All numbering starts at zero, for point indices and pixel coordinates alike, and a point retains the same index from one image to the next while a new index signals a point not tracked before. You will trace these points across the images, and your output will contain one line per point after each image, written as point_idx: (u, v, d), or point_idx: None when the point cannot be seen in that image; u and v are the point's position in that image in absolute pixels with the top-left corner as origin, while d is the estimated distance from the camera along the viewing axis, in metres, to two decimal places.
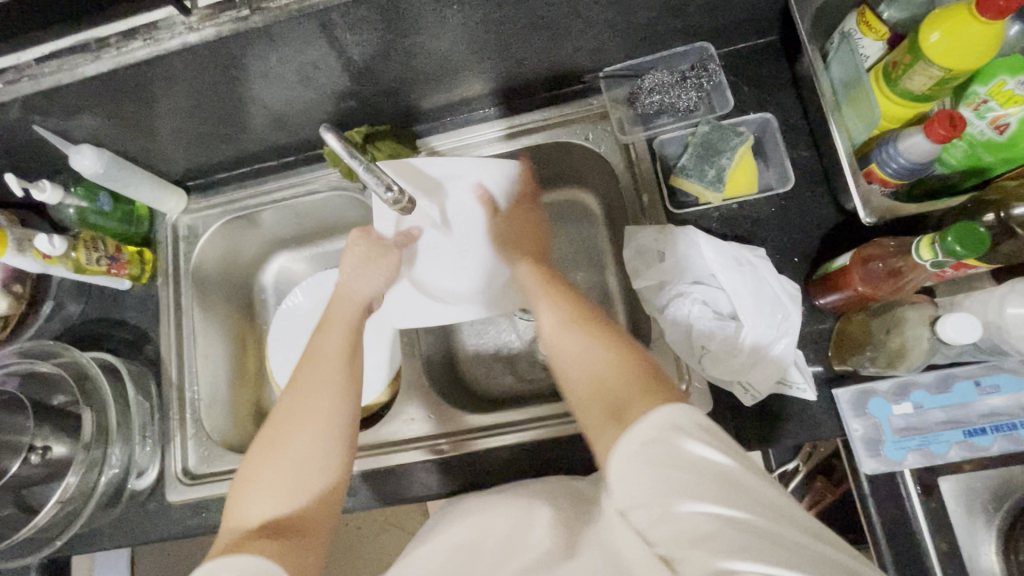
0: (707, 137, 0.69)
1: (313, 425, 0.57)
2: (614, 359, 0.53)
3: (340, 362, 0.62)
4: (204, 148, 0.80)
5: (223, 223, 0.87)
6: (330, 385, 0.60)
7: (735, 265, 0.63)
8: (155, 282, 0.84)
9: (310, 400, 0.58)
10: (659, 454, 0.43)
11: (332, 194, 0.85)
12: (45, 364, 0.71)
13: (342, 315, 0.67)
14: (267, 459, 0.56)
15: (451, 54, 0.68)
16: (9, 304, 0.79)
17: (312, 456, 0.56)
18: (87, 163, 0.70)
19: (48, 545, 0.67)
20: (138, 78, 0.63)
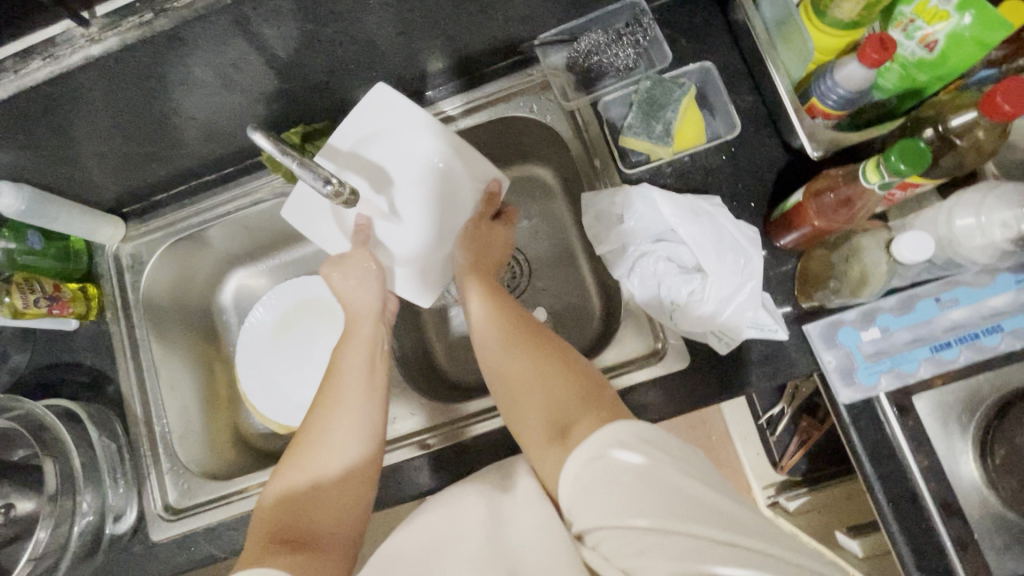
0: (650, 93, 0.68)
1: (336, 439, 0.56)
2: (552, 372, 0.53)
3: (364, 378, 0.62)
4: (134, 169, 0.76)
5: (169, 246, 0.83)
6: (353, 400, 0.59)
7: (693, 217, 0.63)
8: (105, 317, 0.80)
9: (333, 419, 0.58)
10: (609, 467, 0.42)
11: (279, 201, 0.82)
12: None
13: (364, 333, 0.66)
14: (288, 478, 0.55)
15: (378, 38, 0.65)
16: None
17: (334, 471, 0.55)
18: (6, 201, 0.66)
19: None
20: (44, 101, 0.58)
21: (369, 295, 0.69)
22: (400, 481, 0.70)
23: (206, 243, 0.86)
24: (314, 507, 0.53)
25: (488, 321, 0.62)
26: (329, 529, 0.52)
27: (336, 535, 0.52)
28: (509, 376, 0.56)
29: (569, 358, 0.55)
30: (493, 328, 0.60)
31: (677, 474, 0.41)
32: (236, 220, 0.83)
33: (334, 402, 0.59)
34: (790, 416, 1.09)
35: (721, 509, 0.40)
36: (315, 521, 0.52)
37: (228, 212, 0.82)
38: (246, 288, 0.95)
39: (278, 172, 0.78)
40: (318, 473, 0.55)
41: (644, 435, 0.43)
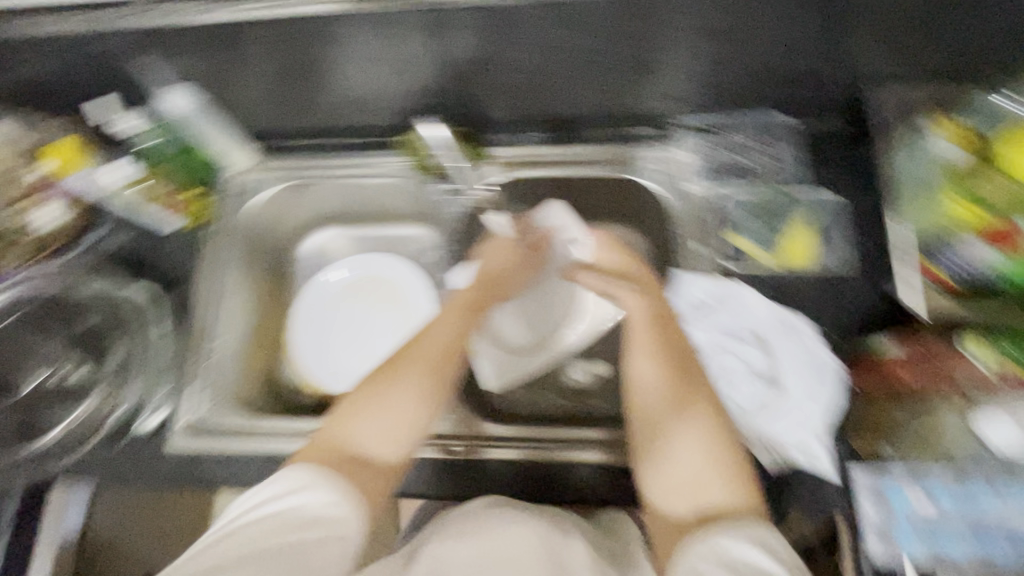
0: (767, 202, 0.75)
1: (408, 398, 0.56)
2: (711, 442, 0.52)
3: (446, 360, 0.60)
4: (282, 113, 0.83)
5: (281, 187, 0.89)
6: (431, 363, 0.59)
7: (783, 329, 0.66)
8: (204, 230, 0.85)
9: (403, 381, 0.57)
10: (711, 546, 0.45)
11: (393, 181, 0.87)
12: None
13: (449, 312, 0.67)
14: (350, 415, 0.55)
15: (541, 73, 0.72)
16: (74, 219, 0.78)
17: (398, 427, 0.55)
18: (173, 105, 0.75)
19: (61, 461, 0.70)
20: (249, 35, 0.66)
21: (465, 284, 0.72)
22: (416, 480, 0.71)
23: (314, 196, 0.92)
24: (372, 452, 0.54)
25: (659, 371, 0.57)
26: (382, 471, 0.53)
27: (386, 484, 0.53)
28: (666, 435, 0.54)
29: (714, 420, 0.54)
30: (650, 370, 0.58)
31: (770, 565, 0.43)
32: (347, 184, 0.89)
33: (404, 364, 0.58)
34: None
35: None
36: (374, 463, 0.53)
37: (344, 175, 0.88)
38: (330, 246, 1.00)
39: (408, 157, 0.84)
40: (380, 424, 0.55)
41: (762, 536, 0.45)
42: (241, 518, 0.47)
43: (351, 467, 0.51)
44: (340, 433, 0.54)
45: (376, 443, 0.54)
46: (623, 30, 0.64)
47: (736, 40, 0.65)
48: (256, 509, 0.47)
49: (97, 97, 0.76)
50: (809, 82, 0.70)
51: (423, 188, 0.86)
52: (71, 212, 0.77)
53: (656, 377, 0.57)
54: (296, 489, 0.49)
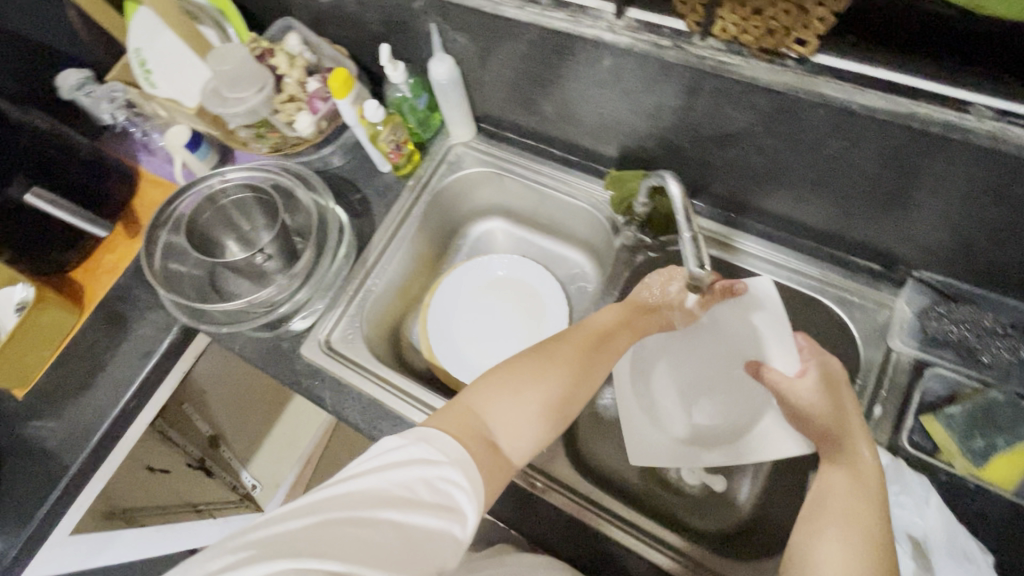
0: (993, 408, 0.62)
1: (541, 403, 0.56)
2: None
3: (582, 384, 0.60)
4: (519, 110, 0.86)
5: (484, 170, 0.92)
6: (569, 377, 0.59)
7: (958, 556, 0.55)
8: (406, 181, 0.90)
9: (540, 386, 0.57)
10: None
11: (586, 207, 0.87)
12: (302, 192, 0.83)
13: (588, 337, 0.65)
14: (491, 394, 0.56)
15: (793, 171, 0.67)
16: (312, 132, 0.85)
17: (524, 427, 0.55)
18: (439, 71, 0.79)
19: (216, 326, 0.80)
20: (537, 40, 0.69)
21: (613, 316, 0.69)
22: None
23: (504, 188, 0.95)
24: (498, 442, 0.53)
25: (847, 490, 0.51)
26: (500, 465, 0.51)
27: (497, 479, 0.51)
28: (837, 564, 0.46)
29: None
30: (835, 491, 0.52)
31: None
32: (542, 193, 0.91)
33: (550, 370, 0.59)
34: None
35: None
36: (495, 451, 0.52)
37: (544, 183, 0.90)
38: (491, 236, 1.02)
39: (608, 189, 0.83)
40: (510, 419, 0.54)
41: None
42: (369, 469, 0.46)
43: (477, 447, 0.50)
44: (470, 409, 0.54)
45: (501, 433, 0.53)
46: (912, 165, 0.58)
47: None
48: (387, 468, 0.45)
49: (380, 39, 0.84)
50: None
51: (609, 223, 0.85)
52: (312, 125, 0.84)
53: (845, 502, 0.50)
54: (425, 455, 0.47)
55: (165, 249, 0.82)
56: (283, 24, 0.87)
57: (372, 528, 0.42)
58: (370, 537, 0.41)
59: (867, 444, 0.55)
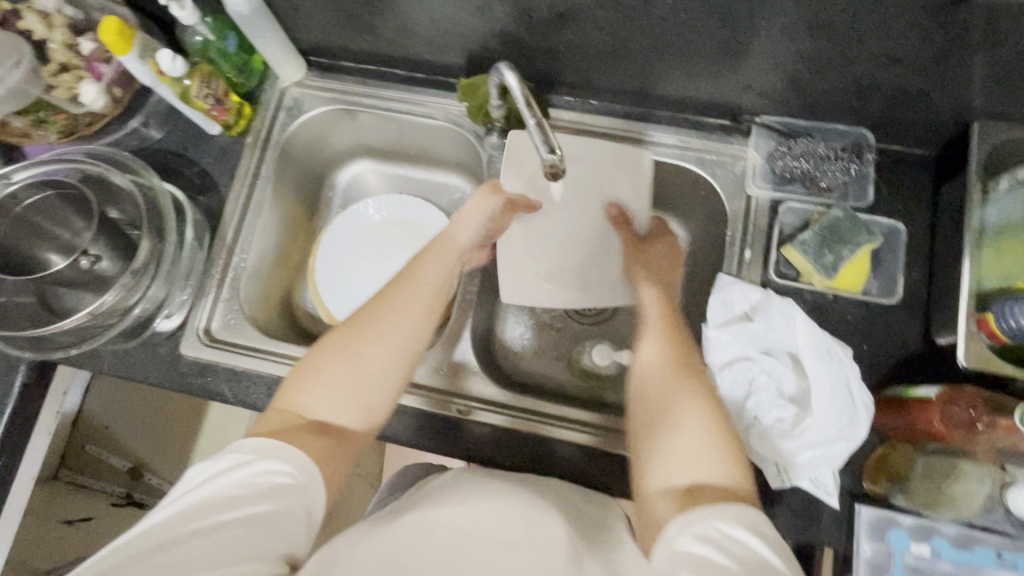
0: (836, 224, 0.68)
1: (362, 369, 0.55)
2: (709, 421, 0.52)
3: (408, 338, 0.58)
4: (344, 32, 0.77)
5: (328, 109, 0.84)
6: (393, 336, 0.57)
7: (824, 356, 0.62)
8: (244, 139, 0.80)
9: (358, 354, 0.55)
10: (700, 521, 0.44)
11: (447, 126, 0.83)
12: (118, 176, 0.71)
13: (414, 285, 0.61)
14: (336, 357, 0.55)
15: (632, 41, 0.67)
16: (105, 104, 0.72)
17: (354, 401, 0.54)
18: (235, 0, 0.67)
19: (62, 351, 0.68)
20: None
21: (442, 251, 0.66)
22: (421, 429, 0.71)
23: (358, 125, 0.87)
24: (322, 421, 0.53)
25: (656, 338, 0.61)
26: (330, 441, 0.51)
27: (333, 454, 0.51)
28: (654, 411, 0.54)
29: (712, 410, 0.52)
30: (642, 350, 0.61)
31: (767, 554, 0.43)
32: (398, 120, 0.84)
33: (375, 332, 0.56)
34: None
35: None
36: (326, 431, 0.52)
37: (396, 109, 0.83)
38: (360, 180, 0.95)
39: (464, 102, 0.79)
40: (335, 397, 0.54)
41: (738, 518, 0.44)
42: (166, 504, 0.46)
43: (296, 433, 0.51)
44: (291, 404, 0.53)
45: (326, 413, 0.53)
46: (731, 9, 0.59)
47: (851, 41, 0.59)
48: (189, 492, 0.46)
49: None
50: (913, 98, 0.65)
51: (473, 137, 0.82)
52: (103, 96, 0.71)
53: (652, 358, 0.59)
54: (230, 463, 0.47)
55: None
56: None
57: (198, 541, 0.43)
58: (192, 553, 0.42)
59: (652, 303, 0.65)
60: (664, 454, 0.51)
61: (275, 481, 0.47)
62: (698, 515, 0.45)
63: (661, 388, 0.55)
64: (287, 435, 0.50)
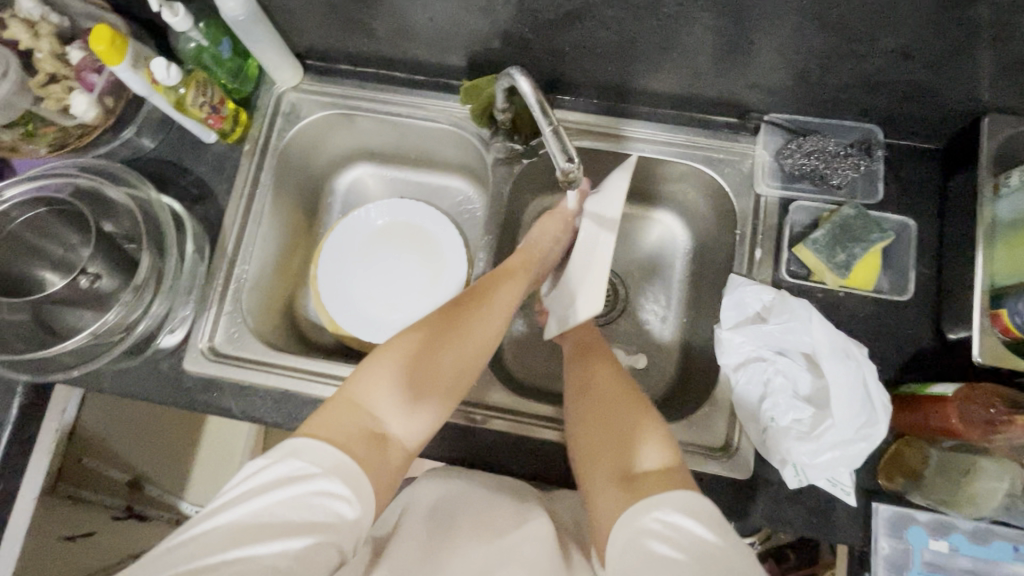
0: (849, 223, 0.67)
1: (430, 383, 0.57)
2: (639, 417, 0.57)
3: (476, 360, 0.60)
4: (342, 34, 0.75)
5: (327, 113, 0.82)
6: (465, 353, 0.60)
7: (842, 356, 0.62)
8: (241, 147, 0.78)
9: (432, 367, 0.58)
10: (646, 514, 0.47)
11: (449, 128, 0.81)
12: (114, 190, 0.68)
13: (489, 305, 0.64)
14: (387, 373, 0.56)
15: (639, 39, 0.65)
16: (97, 116, 0.68)
17: (416, 414, 0.55)
18: (230, 5, 0.65)
19: (64, 372, 0.65)
20: None
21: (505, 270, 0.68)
22: (433, 439, 0.70)
23: (357, 128, 0.85)
24: (383, 429, 0.54)
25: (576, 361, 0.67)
26: (383, 453, 0.52)
27: (386, 469, 0.52)
28: (586, 419, 0.59)
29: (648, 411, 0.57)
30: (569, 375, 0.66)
31: (705, 532, 0.45)
32: (399, 124, 0.83)
33: (437, 346, 0.59)
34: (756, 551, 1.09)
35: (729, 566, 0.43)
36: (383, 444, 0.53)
37: (397, 112, 0.82)
38: (360, 184, 0.93)
39: (467, 104, 0.78)
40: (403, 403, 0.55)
41: (689, 503, 0.47)
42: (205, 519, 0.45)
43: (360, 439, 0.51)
44: (355, 397, 0.54)
45: (388, 421, 0.54)
46: (741, 7, 0.58)
47: (863, 37, 0.58)
48: (229, 506, 0.45)
49: None
50: (923, 92, 0.64)
51: (476, 140, 0.80)
52: (94, 107, 0.67)
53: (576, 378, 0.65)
54: (279, 474, 0.47)
55: None
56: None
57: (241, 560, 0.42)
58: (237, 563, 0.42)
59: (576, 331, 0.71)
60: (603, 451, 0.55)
61: (329, 496, 0.47)
62: (648, 501, 0.48)
63: (584, 393, 0.62)
64: (348, 445, 0.50)
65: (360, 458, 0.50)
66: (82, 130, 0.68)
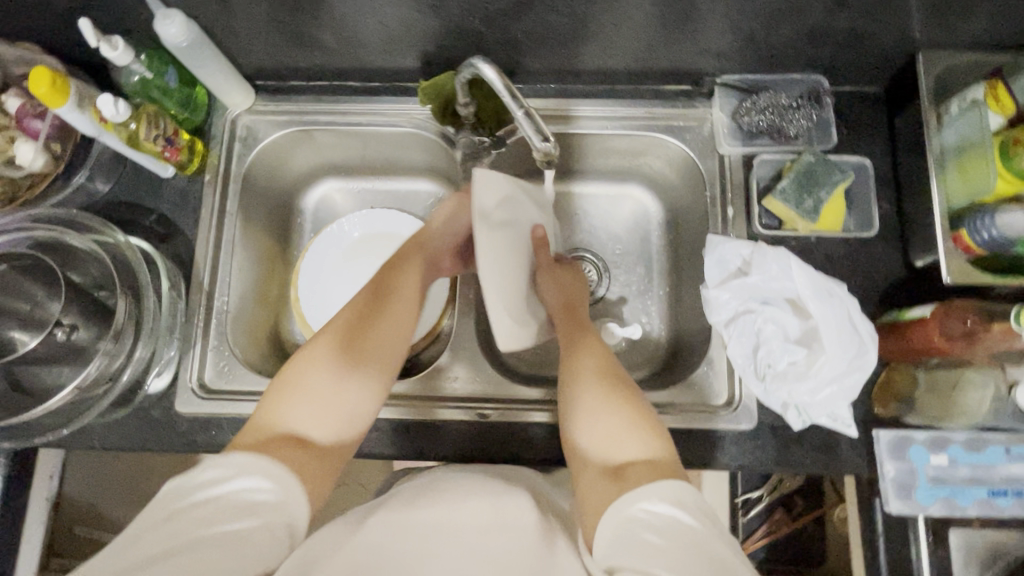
0: (811, 168, 0.70)
1: (337, 392, 0.55)
2: (623, 412, 0.56)
3: (381, 352, 0.60)
4: (291, 51, 0.74)
5: (285, 132, 0.80)
6: (364, 352, 0.59)
7: (824, 296, 0.65)
8: (202, 178, 0.76)
9: (318, 378, 0.56)
10: (627, 502, 0.47)
11: (412, 131, 0.81)
12: (77, 237, 0.66)
13: (375, 305, 0.63)
14: (313, 366, 0.56)
15: (589, 18, 0.67)
16: (46, 162, 0.68)
17: (335, 419, 0.54)
18: (172, 33, 0.63)
19: (49, 433, 0.62)
20: None
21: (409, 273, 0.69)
22: (441, 443, 0.69)
23: (318, 144, 0.84)
24: (313, 428, 0.53)
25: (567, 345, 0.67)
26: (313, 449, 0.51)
27: (320, 466, 0.51)
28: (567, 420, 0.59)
29: (628, 402, 0.57)
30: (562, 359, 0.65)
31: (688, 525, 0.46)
32: (360, 134, 0.82)
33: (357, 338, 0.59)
34: (765, 504, 1.13)
35: (710, 554, 0.44)
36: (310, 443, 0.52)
37: (357, 122, 0.81)
38: (326, 200, 0.91)
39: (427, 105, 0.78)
40: (312, 417, 0.53)
41: (676, 492, 0.47)
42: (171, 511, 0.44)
43: (278, 444, 0.50)
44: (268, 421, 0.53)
45: (316, 420, 0.53)
46: None
47: None
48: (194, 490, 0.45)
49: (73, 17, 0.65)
50: (861, 38, 0.68)
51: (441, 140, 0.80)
52: (42, 154, 0.67)
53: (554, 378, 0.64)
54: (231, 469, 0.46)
55: None
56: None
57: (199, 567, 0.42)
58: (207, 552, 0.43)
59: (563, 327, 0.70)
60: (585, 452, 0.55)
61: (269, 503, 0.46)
62: (624, 494, 0.48)
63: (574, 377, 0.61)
64: (276, 449, 0.50)
65: (288, 458, 0.49)
66: (33, 178, 0.68)
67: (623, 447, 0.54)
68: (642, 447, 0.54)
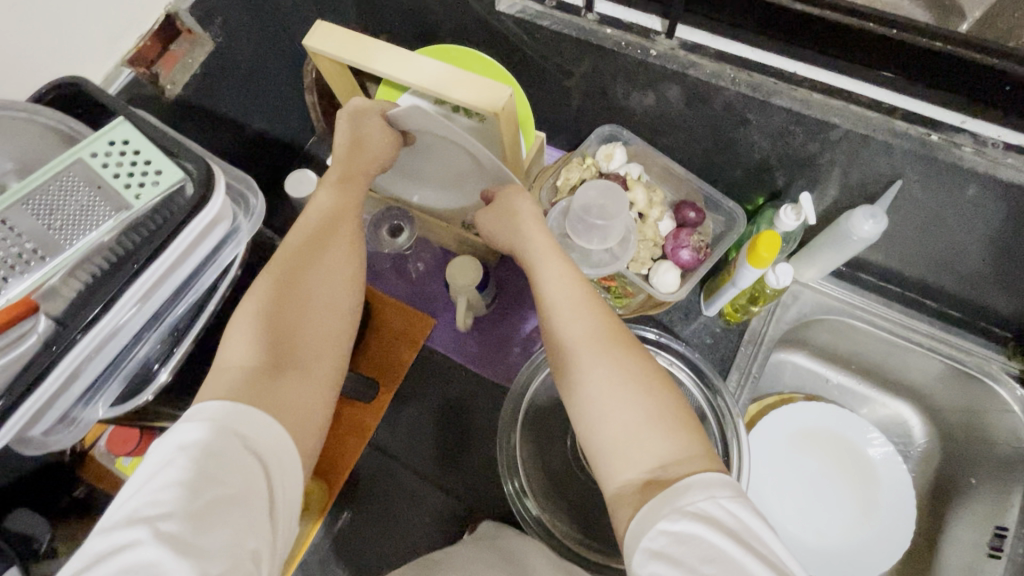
0: None
1: (309, 313, 0.47)
2: (677, 437, 0.41)
3: (337, 310, 0.49)
4: (907, 260, 0.69)
5: (829, 317, 0.75)
6: (317, 299, 0.48)
7: None
8: (743, 329, 0.73)
9: (272, 305, 0.46)
10: (644, 526, 0.38)
11: (973, 376, 0.71)
12: (681, 369, 0.68)
13: (333, 217, 0.53)
14: (280, 281, 0.48)
15: None
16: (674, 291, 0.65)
17: (303, 380, 0.44)
18: (869, 228, 0.60)
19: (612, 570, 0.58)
20: None
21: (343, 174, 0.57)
22: None
23: (851, 333, 0.77)
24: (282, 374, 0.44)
25: (551, 278, 0.50)
26: (292, 393, 0.43)
27: (310, 420, 0.44)
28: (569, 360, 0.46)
29: (637, 360, 0.45)
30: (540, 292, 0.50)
31: (708, 533, 0.36)
32: (903, 349, 0.74)
33: (317, 238, 0.51)
34: None
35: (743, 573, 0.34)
36: (273, 397, 0.42)
37: (912, 338, 0.73)
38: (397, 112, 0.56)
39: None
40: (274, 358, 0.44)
41: (719, 484, 0.38)
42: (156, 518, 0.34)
43: (247, 389, 0.42)
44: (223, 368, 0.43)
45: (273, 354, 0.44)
46: None
47: None
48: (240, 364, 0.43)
49: (686, 223, 0.66)
50: None
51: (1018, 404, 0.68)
52: (677, 281, 0.64)
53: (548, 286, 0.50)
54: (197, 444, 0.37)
55: (507, 465, 0.62)
56: (611, 131, 0.71)
57: (222, 504, 0.35)
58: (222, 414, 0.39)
59: (547, 268, 0.51)
60: (611, 440, 0.42)
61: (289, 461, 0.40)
62: (678, 488, 0.38)
63: (585, 328, 0.47)
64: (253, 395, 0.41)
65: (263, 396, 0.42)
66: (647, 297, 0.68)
67: (643, 450, 0.41)
68: (666, 445, 0.41)
